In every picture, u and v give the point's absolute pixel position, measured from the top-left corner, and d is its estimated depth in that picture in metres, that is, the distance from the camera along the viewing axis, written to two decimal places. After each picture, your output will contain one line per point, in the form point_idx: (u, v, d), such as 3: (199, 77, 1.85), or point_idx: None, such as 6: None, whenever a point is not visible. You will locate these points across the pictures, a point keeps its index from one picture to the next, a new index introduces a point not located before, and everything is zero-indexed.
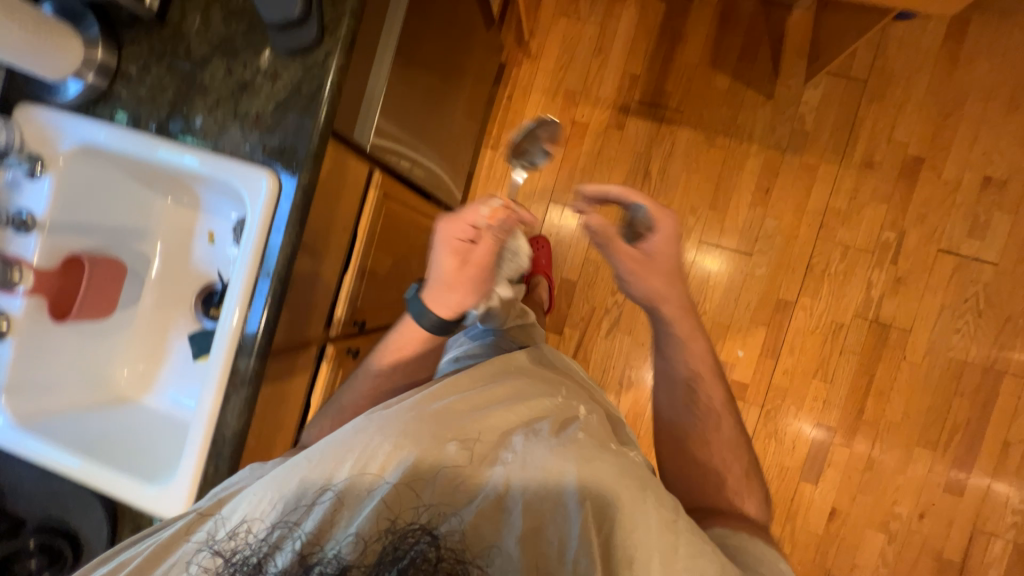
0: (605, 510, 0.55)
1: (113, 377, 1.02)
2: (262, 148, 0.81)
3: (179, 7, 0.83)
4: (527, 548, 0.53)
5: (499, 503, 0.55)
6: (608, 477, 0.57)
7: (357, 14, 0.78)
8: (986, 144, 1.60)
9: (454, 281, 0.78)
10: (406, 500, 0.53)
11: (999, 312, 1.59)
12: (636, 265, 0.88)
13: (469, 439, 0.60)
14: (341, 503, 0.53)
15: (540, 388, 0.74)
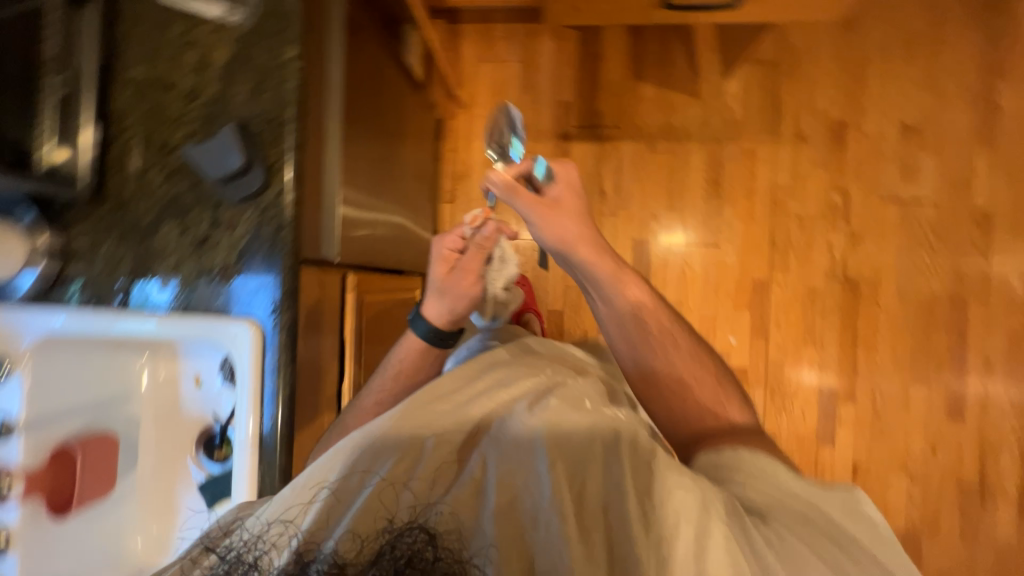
0: (574, 470, 0.58)
1: (126, 550, 0.91)
2: (236, 298, 0.81)
3: (115, 178, 0.82)
4: (502, 520, 0.55)
5: (478, 482, 0.57)
6: (576, 437, 0.61)
7: (298, 147, 0.79)
8: (897, 94, 1.72)
9: (444, 285, 0.94)
10: (393, 498, 0.56)
11: (949, 243, 1.71)
12: (544, 209, 0.91)
13: (448, 432, 0.61)
14: (333, 505, 0.55)
15: (518, 373, 0.76)
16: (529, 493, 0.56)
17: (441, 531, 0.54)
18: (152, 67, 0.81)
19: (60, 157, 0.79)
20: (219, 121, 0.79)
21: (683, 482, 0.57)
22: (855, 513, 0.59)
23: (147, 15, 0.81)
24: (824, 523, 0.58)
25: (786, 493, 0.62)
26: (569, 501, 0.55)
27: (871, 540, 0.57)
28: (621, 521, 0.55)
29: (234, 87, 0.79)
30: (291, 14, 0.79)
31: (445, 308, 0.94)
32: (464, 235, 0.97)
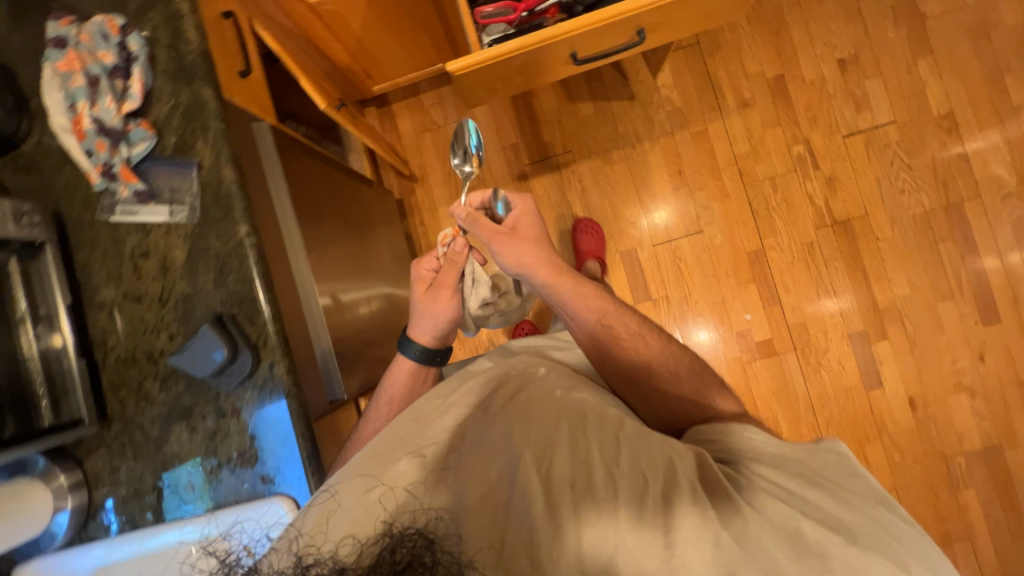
0: (544, 453, 0.64)
1: None
2: (261, 478, 0.81)
3: (115, 399, 0.82)
4: (482, 511, 0.57)
5: (464, 480, 0.60)
6: (546, 423, 0.69)
7: (277, 317, 0.80)
8: (823, 34, 1.72)
9: (423, 305, 1.11)
10: (392, 504, 0.57)
11: (923, 156, 1.69)
12: (503, 236, 0.97)
13: (428, 440, 0.66)
14: (335, 510, 0.58)
15: (488, 381, 0.82)
16: (502, 483, 0.61)
17: (438, 534, 0.52)
18: (119, 283, 0.82)
19: (55, 343, 0.78)
20: (197, 317, 0.81)
21: (657, 440, 0.70)
22: (833, 460, 0.77)
23: (99, 235, 0.83)
24: (802, 463, 0.75)
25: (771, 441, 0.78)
26: (539, 484, 0.61)
27: (846, 475, 0.74)
28: (582, 495, 0.61)
29: (199, 280, 0.81)
30: (231, 195, 0.80)
31: (427, 327, 1.11)
32: (438, 255, 1.13)
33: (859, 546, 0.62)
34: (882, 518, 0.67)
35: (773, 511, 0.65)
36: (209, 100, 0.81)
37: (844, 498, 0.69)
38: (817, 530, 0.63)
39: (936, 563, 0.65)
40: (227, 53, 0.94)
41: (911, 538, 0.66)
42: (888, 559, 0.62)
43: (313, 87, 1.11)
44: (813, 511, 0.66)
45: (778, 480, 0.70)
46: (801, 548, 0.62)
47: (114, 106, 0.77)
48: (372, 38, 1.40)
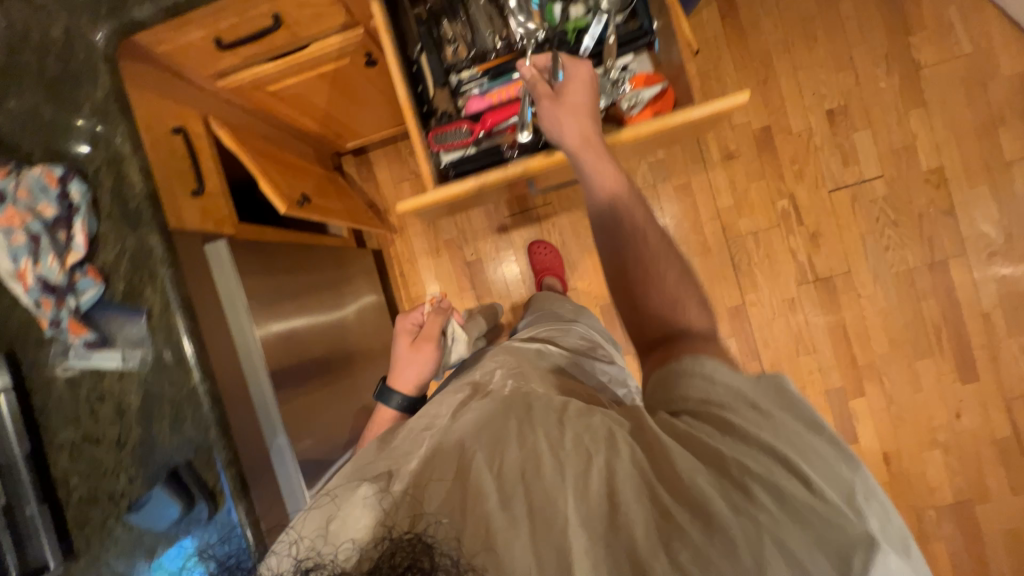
0: (499, 441, 0.58)
1: None
2: None
3: (81, 536, 0.84)
4: (451, 506, 0.52)
5: (438, 480, 0.56)
6: (496, 416, 0.63)
7: (233, 462, 0.82)
8: (811, 83, 1.66)
9: (408, 355, 1.11)
10: (378, 511, 0.53)
11: (910, 212, 1.65)
12: (552, 100, 0.77)
13: (391, 461, 0.62)
14: (333, 515, 0.54)
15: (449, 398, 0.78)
16: (469, 477, 0.55)
17: (440, 540, 0.49)
18: (77, 426, 0.83)
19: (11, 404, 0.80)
20: (154, 462, 0.82)
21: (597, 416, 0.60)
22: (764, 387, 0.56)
23: (55, 378, 0.83)
24: (762, 394, 0.55)
25: (716, 366, 0.57)
26: (512, 472, 0.54)
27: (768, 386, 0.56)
28: (554, 488, 0.52)
29: (155, 426, 0.81)
30: (182, 343, 0.81)
31: (412, 374, 1.09)
32: (424, 311, 1.19)
33: (780, 470, 0.48)
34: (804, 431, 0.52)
35: (688, 452, 0.52)
36: (156, 246, 0.80)
37: (776, 417, 0.52)
38: (739, 464, 0.49)
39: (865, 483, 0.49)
40: (179, 173, 0.92)
41: (837, 449, 0.51)
42: (809, 484, 0.48)
43: (274, 193, 1.08)
44: (739, 442, 0.51)
45: (706, 421, 0.54)
46: (734, 489, 0.49)
47: (57, 262, 0.76)
48: (342, 111, 1.36)
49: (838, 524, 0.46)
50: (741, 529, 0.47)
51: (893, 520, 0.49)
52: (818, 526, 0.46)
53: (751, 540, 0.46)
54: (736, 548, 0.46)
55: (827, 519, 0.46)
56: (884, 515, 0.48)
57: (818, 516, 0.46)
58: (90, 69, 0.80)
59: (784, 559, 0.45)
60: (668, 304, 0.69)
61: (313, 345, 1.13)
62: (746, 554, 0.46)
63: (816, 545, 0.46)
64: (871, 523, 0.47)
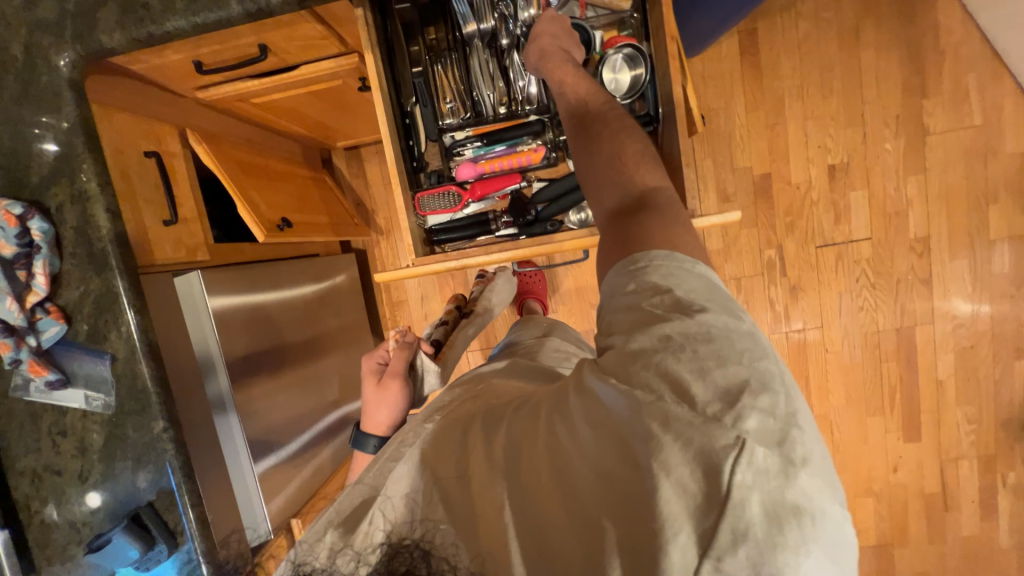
0: (453, 448, 0.55)
1: None
2: None
3: (42, 556, 0.86)
4: (427, 510, 0.50)
5: (402, 482, 0.53)
6: (448, 424, 0.59)
7: (195, 506, 0.84)
8: (819, 135, 1.64)
9: (376, 395, 1.05)
10: (362, 529, 0.50)
11: (889, 277, 1.69)
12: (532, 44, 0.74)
13: (367, 478, 0.58)
14: (333, 528, 0.52)
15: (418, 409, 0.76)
16: (432, 477, 0.52)
17: (438, 544, 0.48)
18: (39, 455, 0.84)
19: None
20: (116, 498, 0.83)
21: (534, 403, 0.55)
22: (676, 294, 0.47)
23: (16, 409, 0.82)
24: (670, 310, 0.46)
25: (637, 282, 0.49)
26: (473, 467, 0.52)
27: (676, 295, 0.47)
28: (495, 476, 0.50)
29: (117, 464, 0.83)
30: (147, 391, 0.80)
31: (383, 417, 1.04)
32: (388, 347, 1.13)
33: (664, 387, 0.42)
34: (698, 335, 0.44)
35: (586, 402, 0.48)
36: (121, 291, 0.78)
37: (678, 330, 0.44)
38: (625, 390, 0.44)
39: (754, 375, 0.41)
40: (152, 201, 0.88)
41: (734, 349, 0.43)
42: (691, 395, 0.41)
43: (252, 216, 1.04)
44: (629, 367, 0.45)
45: (611, 362, 0.47)
46: (628, 425, 0.43)
47: (17, 305, 0.74)
48: (333, 119, 1.29)
49: (714, 435, 0.39)
50: (626, 467, 0.43)
51: (785, 413, 0.41)
52: (694, 436, 0.40)
53: (636, 474, 0.42)
54: (624, 487, 0.43)
55: (706, 433, 0.40)
56: (774, 413, 0.40)
57: (696, 428, 0.40)
58: (54, 94, 0.74)
59: (670, 489, 0.40)
60: (613, 171, 0.59)
61: (286, 371, 1.13)
62: (630, 490, 0.43)
63: (691, 462, 0.40)
64: (748, 424, 0.40)
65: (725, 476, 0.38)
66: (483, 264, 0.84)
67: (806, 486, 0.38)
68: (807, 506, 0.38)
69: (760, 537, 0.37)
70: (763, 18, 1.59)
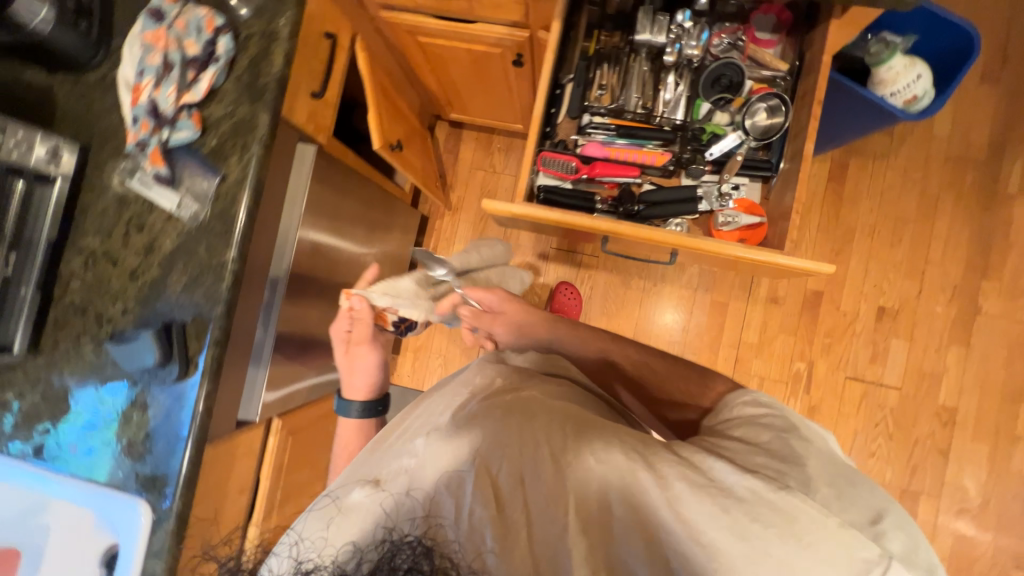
0: (490, 456, 0.62)
1: None
2: (135, 476, 0.83)
3: (52, 335, 0.86)
4: (451, 505, 0.58)
5: (431, 476, 0.61)
6: (492, 422, 0.66)
7: (218, 345, 0.83)
8: (877, 276, 1.71)
9: (349, 363, 1.03)
10: (371, 513, 0.58)
11: (908, 434, 1.67)
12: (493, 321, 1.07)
13: (392, 457, 0.66)
14: (335, 515, 0.59)
15: (457, 382, 0.83)
16: (471, 476, 0.60)
17: (438, 543, 0.55)
18: (105, 239, 0.86)
19: (57, 189, 0.83)
20: (153, 307, 0.83)
21: (585, 443, 0.65)
22: (804, 446, 0.70)
23: (109, 190, 0.86)
24: (803, 456, 0.69)
25: (768, 434, 0.73)
26: (529, 484, 0.61)
27: (799, 438, 0.72)
28: (561, 497, 0.60)
29: (171, 275, 0.84)
30: (236, 218, 0.83)
31: (364, 378, 1.03)
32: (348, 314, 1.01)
33: (802, 494, 0.62)
34: (835, 473, 0.67)
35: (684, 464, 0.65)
36: (261, 123, 0.84)
37: (817, 472, 0.66)
38: (763, 486, 0.62)
39: (881, 509, 0.63)
40: (311, 72, 0.96)
41: (868, 497, 0.65)
42: (824, 505, 0.62)
43: (377, 126, 1.13)
44: (774, 476, 0.65)
45: (759, 471, 0.66)
46: (780, 517, 0.60)
47: (174, 95, 0.80)
48: (466, 86, 1.41)
49: (855, 546, 0.58)
50: (768, 553, 0.58)
51: (904, 546, 0.61)
52: (846, 546, 0.58)
53: (782, 560, 0.57)
54: (764, 564, 0.57)
55: (850, 540, 0.59)
56: (902, 544, 0.61)
57: (846, 543, 0.58)
58: None
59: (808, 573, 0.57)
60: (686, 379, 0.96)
61: (333, 275, 1.16)
62: (760, 565, 0.58)
63: (838, 565, 0.57)
64: (890, 546, 0.60)
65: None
66: (593, 228, 0.85)
67: None
68: None
69: None
70: (858, 156, 1.72)
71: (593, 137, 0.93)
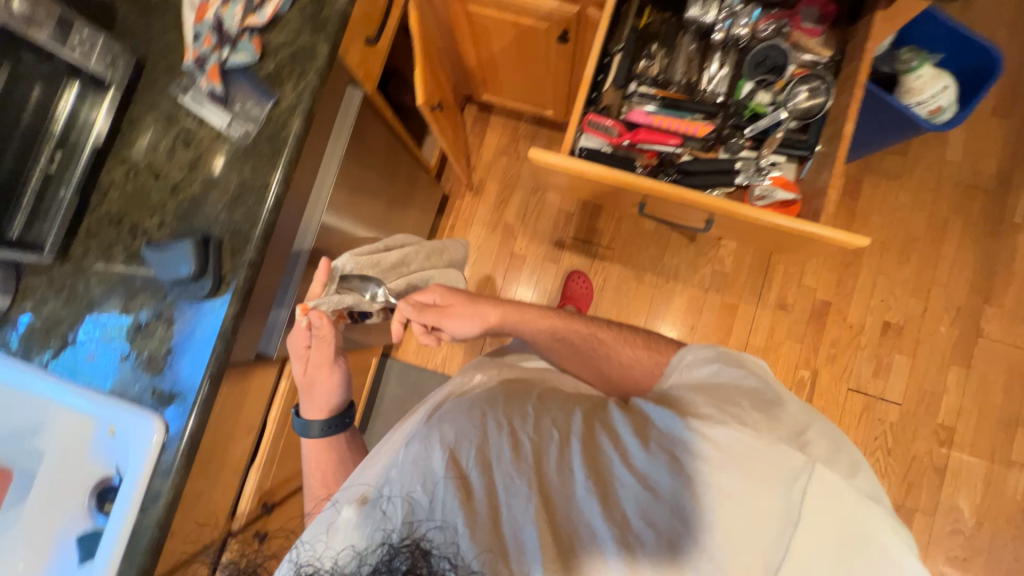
0: (460, 443, 0.63)
1: None
2: (152, 391, 0.82)
3: (82, 244, 0.85)
4: (426, 496, 0.59)
5: (406, 472, 0.62)
6: (457, 407, 0.69)
7: (253, 265, 0.82)
8: (884, 292, 1.74)
9: (309, 382, 0.92)
10: (363, 522, 0.59)
11: (905, 450, 1.69)
12: (442, 316, 0.94)
13: (377, 467, 0.68)
14: (329, 534, 0.61)
15: (438, 388, 0.86)
16: (438, 456, 0.62)
17: (432, 545, 0.55)
18: (150, 154, 0.86)
19: (108, 97, 0.83)
20: (191, 224, 0.84)
21: (545, 420, 0.67)
22: (735, 382, 0.74)
23: (159, 105, 0.87)
24: (736, 392, 0.72)
25: (705, 380, 0.76)
26: (495, 458, 0.62)
27: (740, 377, 0.75)
28: (528, 468, 0.62)
29: (214, 193, 0.84)
30: (285, 143, 0.84)
31: (324, 397, 0.92)
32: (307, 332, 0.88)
33: (740, 426, 0.65)
34: (768, 403, 0.71)
35: (634, 426, 0.68)
36: (320, 55, 0.85)
37: (749, 404, 0.70)
38: (705, 425, 0.65)
39: (806, 426, 0.69)
40: (367, 18, 0.98)
41: (793, 416, 0.70)
42: (756, 429, 0.66)
43: (422, 83, 1.15)
44: (718, 414, 0.67)
45: (701, 411, 0.67)
46: (729, 454, 0.62)
47: (240, 16, 0.82)
48: (506, 63, 1.44)
49: (789, 461, 0.62)
50: (731, 497, 0.60)
51: (828, 454, 0.67)
52: (788, 466, 0.62)
53: (740, 497, 0.60)
54: (727, 506, 0.60)
55: (790, 462, 0.62)
56: (826, 450, 0.67)
57: (785, 464, 0.62)
58: None
59: (770, 505, 0.60)
60: None
61: (361, 226, 1.16)
62: (723, 509, 0.59)
63: (785, 487, 0.61)
64: (815, 454, 0.65)
65: (810, 494, 0.60)
66: (634, 185, 0.87)
67: (848, 501, 0.62)
68: (851, 514, 0.62)
69: (822, 529, 0.60)
70: (873, 174, 1.77)
71: (638, 104, 0.95)
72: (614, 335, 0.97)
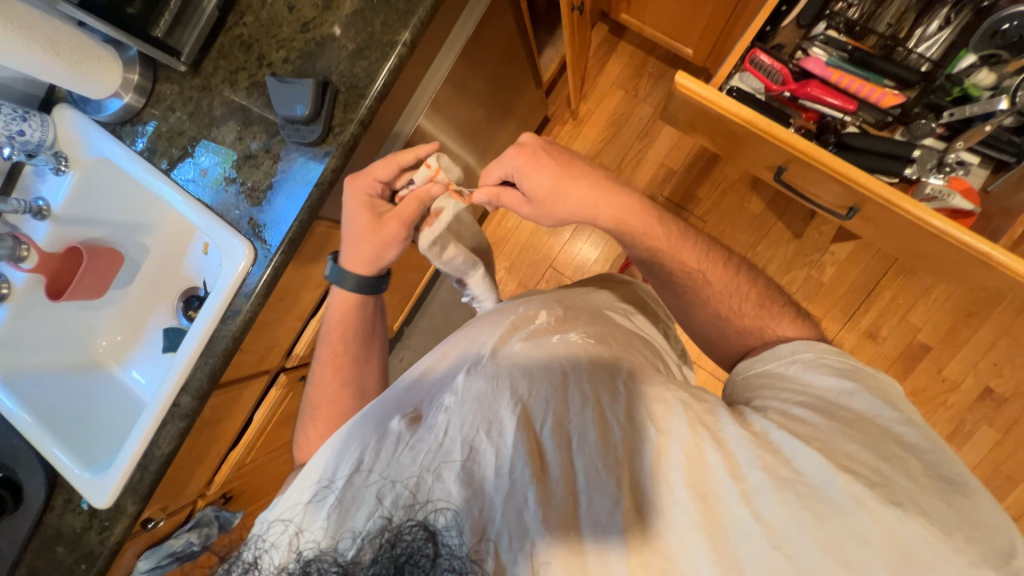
0: (530, 413, 0.53)
1: (91, 345, 1.04)
2: (249, 220, 0.87)
3: (213, 61, 0.88)
4: (470, 472, 0.48)
5: (449, 434, 0.51)
6: (536, 364, 0.58)
7: (362, 124, 0.81)
8: (1001, 356, 1.51)
9: (364, 230, 0.78)
10: (375, 481, 0.49)
11: None
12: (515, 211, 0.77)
13: (411, 412, 0.57)
14: (336, 493, 0.50)
15: (498, 317, 0.71)
16: (508, 419, 0.52)
17: (452, 543, 0.45)
18: None
19: None
20: (313, 67, 0.83)
21: (641, 408, 0.55)
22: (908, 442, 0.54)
23: None
24: (911, 456, 0.52)
25: (861, 418, 0.56)
26: (575, 441, 0.52)
27: (892, 420, 0.56)
28: (611, 466, 0.50)
29: (342, 41, 0.83)
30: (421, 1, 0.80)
31: (373, 250, 0.78)
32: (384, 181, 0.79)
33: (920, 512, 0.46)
34: (957, 491, 0.50)
35: (760, 456, 0.50)
36: None
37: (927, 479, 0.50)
38: (869, 493, 0.47)
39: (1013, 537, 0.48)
40: None
41: (989, 514, 0.49)
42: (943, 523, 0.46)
43: None
44: (889, 486, 0.48)
45: (865, 471, 0.49)
46: (907, 547, 0.44)
47: None
48: None
49: None
50: None
51: None
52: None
53: None
54: None
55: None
56: None
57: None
58: None
59: None
60: None
61: (465, 121, 1.11)
62: None
63: None
64: None
65: None
66: (789, 141, 0.77)
67: None
68: None
69: None
70: None
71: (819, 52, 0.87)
72: (726, 277, 0.76)
